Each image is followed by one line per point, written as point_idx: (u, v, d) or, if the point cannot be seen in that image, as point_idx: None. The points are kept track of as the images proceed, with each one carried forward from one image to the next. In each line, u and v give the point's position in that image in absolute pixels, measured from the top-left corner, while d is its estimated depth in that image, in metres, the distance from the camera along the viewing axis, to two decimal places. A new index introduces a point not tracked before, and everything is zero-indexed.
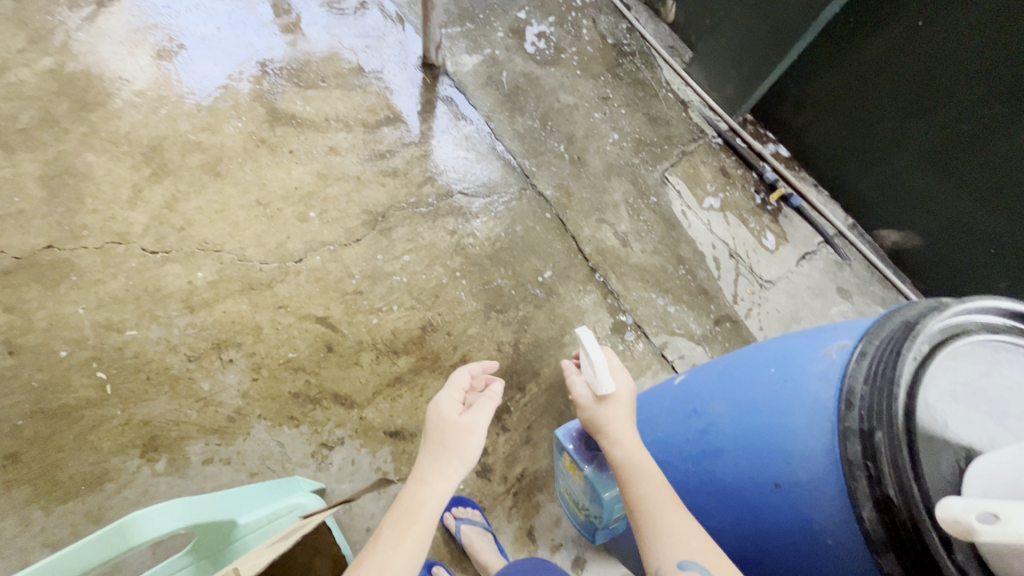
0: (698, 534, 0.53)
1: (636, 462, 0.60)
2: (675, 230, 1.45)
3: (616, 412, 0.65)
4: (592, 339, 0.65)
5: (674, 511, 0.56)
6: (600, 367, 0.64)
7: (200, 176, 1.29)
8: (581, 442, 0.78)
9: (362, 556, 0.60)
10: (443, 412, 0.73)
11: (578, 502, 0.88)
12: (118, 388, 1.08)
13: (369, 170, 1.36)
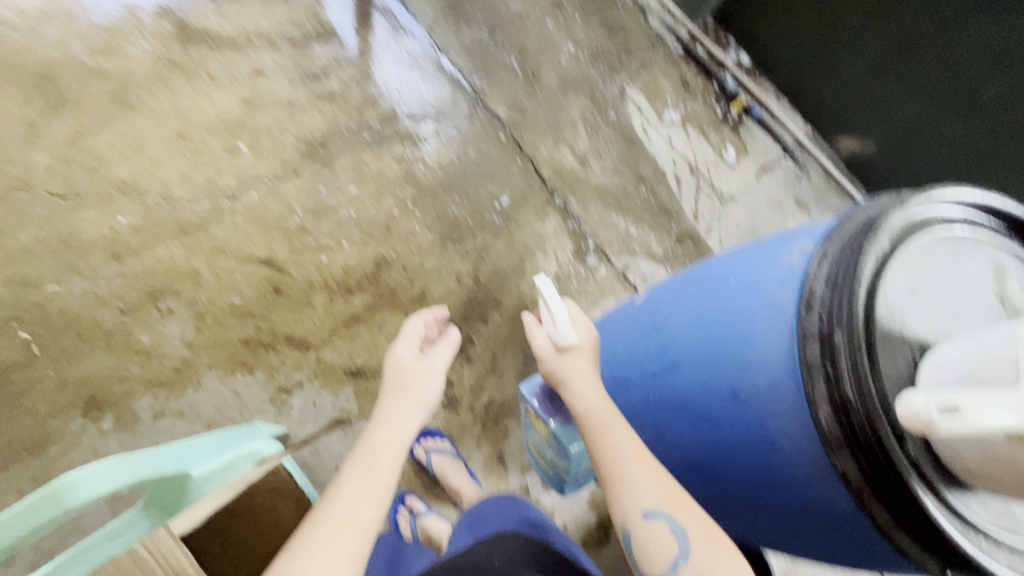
0: (663, 479, 0.55)
1: (599, 408, 0.60)
2: (635, 147, 1.40)
3: (576, 363, 0.62)
4: (550, 290, 0.62)
5: (640, 458, 0.56)
6: (560, 319, 0.61)
7: (106, 108, 1.13)
8: (546, 397, 0.76)
9: (321, 502, 0.58)
10: (400, 357, 0.71)
11: (545, 455, 0.88)
12: (47, 347, 1.00)
13: (302, 94, 1.23)
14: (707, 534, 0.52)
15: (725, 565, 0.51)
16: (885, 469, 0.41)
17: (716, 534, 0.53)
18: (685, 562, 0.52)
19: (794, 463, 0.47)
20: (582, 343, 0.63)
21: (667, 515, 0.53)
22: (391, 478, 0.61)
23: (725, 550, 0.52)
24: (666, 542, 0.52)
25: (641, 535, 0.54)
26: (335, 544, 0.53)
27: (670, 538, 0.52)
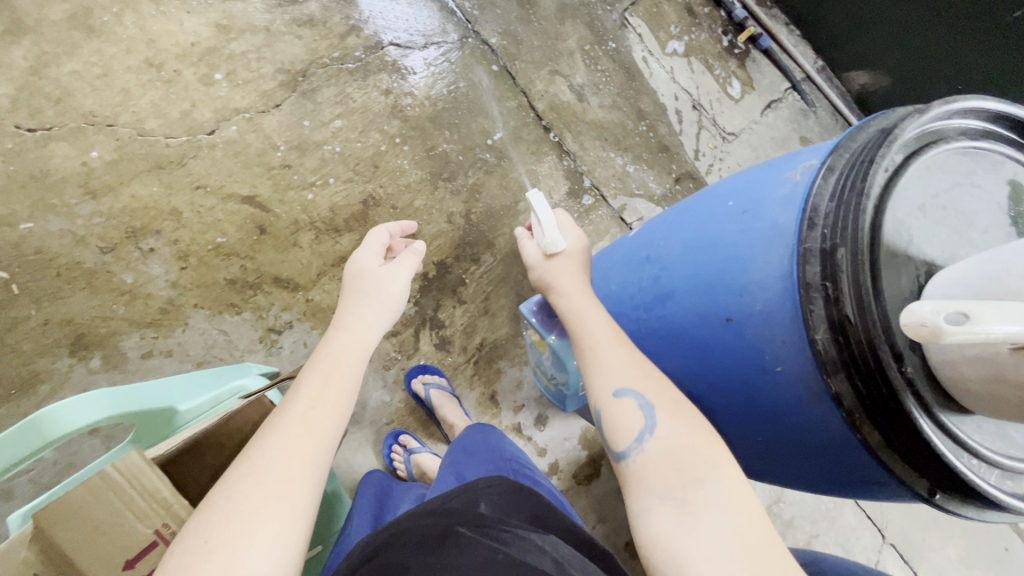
0: (634, 360, 0.55)
1: (576, 300, 0.60)
2: (635, 80, 1.32)
3: (563, 267, 0.63)
4: (538, 200, 0.62)
5: (613, 342, 0.56)
6: (547, 226, 0.62)
7: (68, 34, 1.06)
8: (542, 311, 0.73)
9: (281, 408, 0.58)
10: (362, 264, 0.72)
11: (546, 373, 0.85)
12: (27, 287, 0.97)
13: (279, 19, 1.15)
14: (677, 414, 0.51)
15: (695, 440, 0.49)
16: (884, 391, 0.40)
17: (686, 414, 0.51)
18: (651, 436, 0.51)
19: (783, 387, 0.46)
20: (570, 250, 0.65)
21: (635, 393, 0.53)
22: (353, 383, 0.62)
23: (697, 429, 0.50)
24: (631, 417, 0.51)
25: (609, 413, 0.53)
26: (295, 448, 0.54)
27: (636, 414, 0.52)
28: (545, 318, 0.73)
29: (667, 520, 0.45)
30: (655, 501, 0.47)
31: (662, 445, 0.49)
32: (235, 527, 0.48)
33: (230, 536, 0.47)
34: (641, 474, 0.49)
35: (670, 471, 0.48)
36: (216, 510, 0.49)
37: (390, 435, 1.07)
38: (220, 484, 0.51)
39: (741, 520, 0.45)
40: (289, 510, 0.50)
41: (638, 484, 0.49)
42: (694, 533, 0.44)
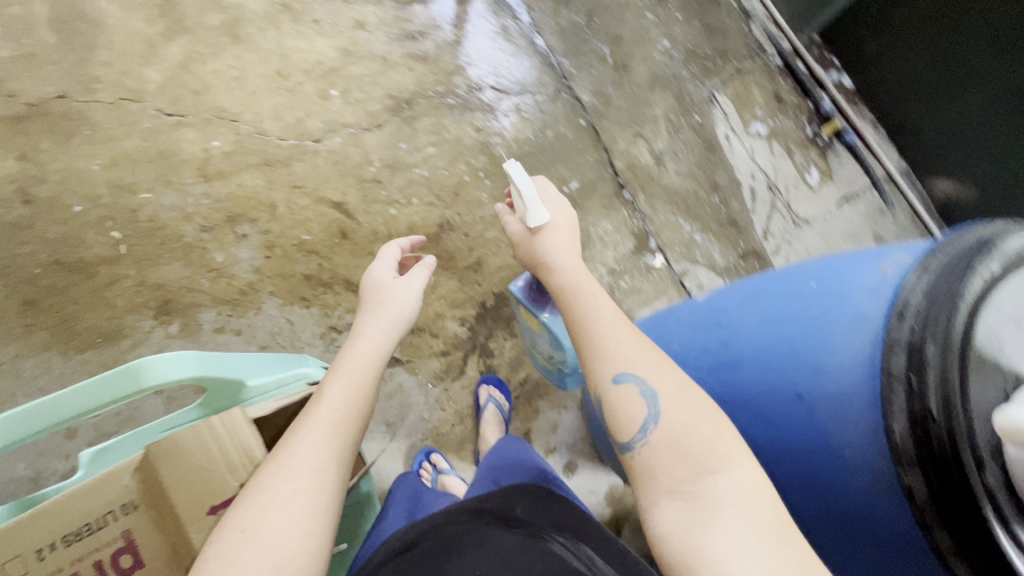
0: (639, 349, 0.59)
1: (565, 281, 0.69)
2: (714, 154, 1.36)
3: (550, 238, 0.72)
4: (518, 172, 0.70)
5: (617, 331, 0.61)
6: (530, 202, 0.71)
7: (218, 39, 1.20)
8: (531, 294, 0.86)
9: (308, 411, 0.63)
10: (378, 277, 0.79)
11: (543, 352, 0.97)
12: (133, 249, 1.08)
13: (396, 51, 1.27)
14: (682, 400, 0.55)
15: (700, 425, 0.52)
16: (962, 496, 0.40)
17: (691, 398, 0.55)
18: (655, 424, 0.54)
19: (864, 475, 0.45)
20: (552, 219, 0.74)
21: (636, 378, 0.57)
22: (372, 392, 0.68)
23: (703, 413, 0.53)
24: (636, 402, 0.56)
25: (613, 402, 0.57)
26: (324, 450, 0.59)
27: (638, 398, 0.56)
28: (535, 299, 0.86)
29: (679, 513, 0.49)
30: (664, 496, 0.51)
31: (665, 430, 0.53)
32: (267, 517, 0.53)
33: (264, 525, 0.52)
34: (649, 463, 0.53)
35: (676, 462, 0.51)
36: (252, 501, 0.54)
37: (422, 451, 1.08)
38: (254, 479, 0.57)
39: (755, 509, 0.47)
40: (314, 507, 0.55)
41: (646, 478, 0.53)
42: (704, 520, 0.47)
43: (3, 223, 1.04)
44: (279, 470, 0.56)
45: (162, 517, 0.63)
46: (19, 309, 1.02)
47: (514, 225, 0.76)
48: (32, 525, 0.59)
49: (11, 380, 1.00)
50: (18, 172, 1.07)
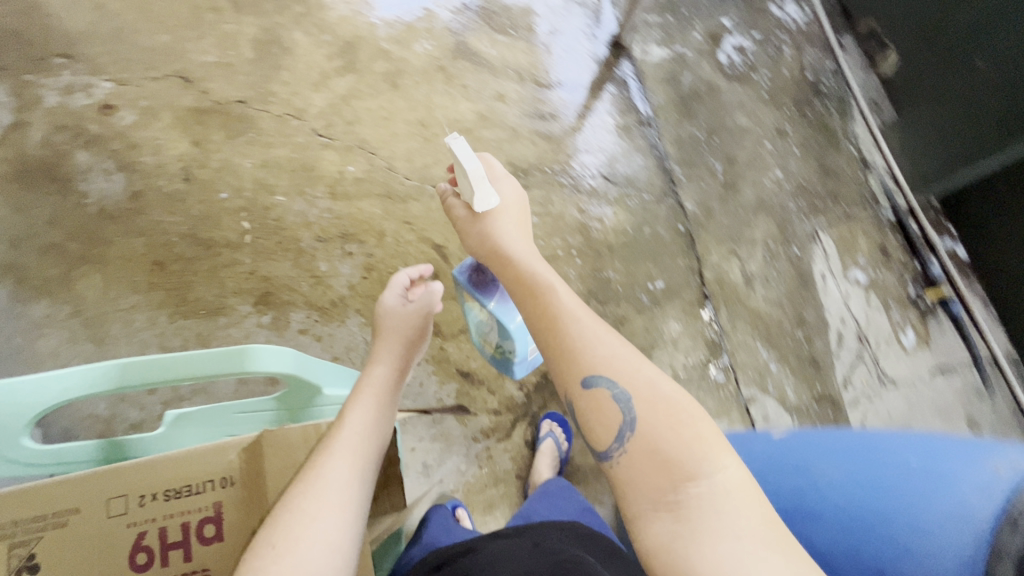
0: (609, 350, 0.63)
1: (525, 271, 0.73)
2: (806, 290, 1.35)
3: (505, 223, 0.80)
4: (462, 151, 0.75)
5: (589, 332, 0.65)
6: (481, 184, 0.77)
7: (379, 82, 1.35)
8: (475, 280, 0.91)
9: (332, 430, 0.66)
10: (389, 305, 0.85)
11: (491, 342, 1.03)
12: (256, 241, 1.18)
13: (526, 126, 1.38)
14: (656, 401, 0.59)
15: (678, 430, 0.56)
16: None
17: (665, 399, 0.59)
18: (631, 430, 0.58)
19: None
20: (500, 201, 0.82)
21: (607, 382, 0.61)
22: (388, 416, 0.73)
23: (681, 419, 0.58)
24: (610, 410, 0.59)
25: (588, 406, 0.61)
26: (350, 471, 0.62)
27: (612, 403, 0.60)
28: (481, 285, 0.91)
29: (666, 527, 0.52)
30: (651, 508, 0.54)
31: (642, 436, 0.57)
32: (297, 534, 0.55)
33: (293, 540, 0.54)
34: (630, 471, 0.56)
35: (659, 475, 0.55)
36: (287, 521, 0.56)
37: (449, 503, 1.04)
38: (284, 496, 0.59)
39: (745, 511, 0.52)
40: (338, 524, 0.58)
41: (629, 487, 0.56)
42: (692, 533, 0.51)
43: (161, 192, 1.18)
44: (311, 492, 0.58)
45: (252, 497, 0.63)
46: (146, 268, 1.13)
47: (464, 210, 0.82)
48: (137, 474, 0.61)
49: (120, 329, 1.09)
50: (187, 153, 1.21)
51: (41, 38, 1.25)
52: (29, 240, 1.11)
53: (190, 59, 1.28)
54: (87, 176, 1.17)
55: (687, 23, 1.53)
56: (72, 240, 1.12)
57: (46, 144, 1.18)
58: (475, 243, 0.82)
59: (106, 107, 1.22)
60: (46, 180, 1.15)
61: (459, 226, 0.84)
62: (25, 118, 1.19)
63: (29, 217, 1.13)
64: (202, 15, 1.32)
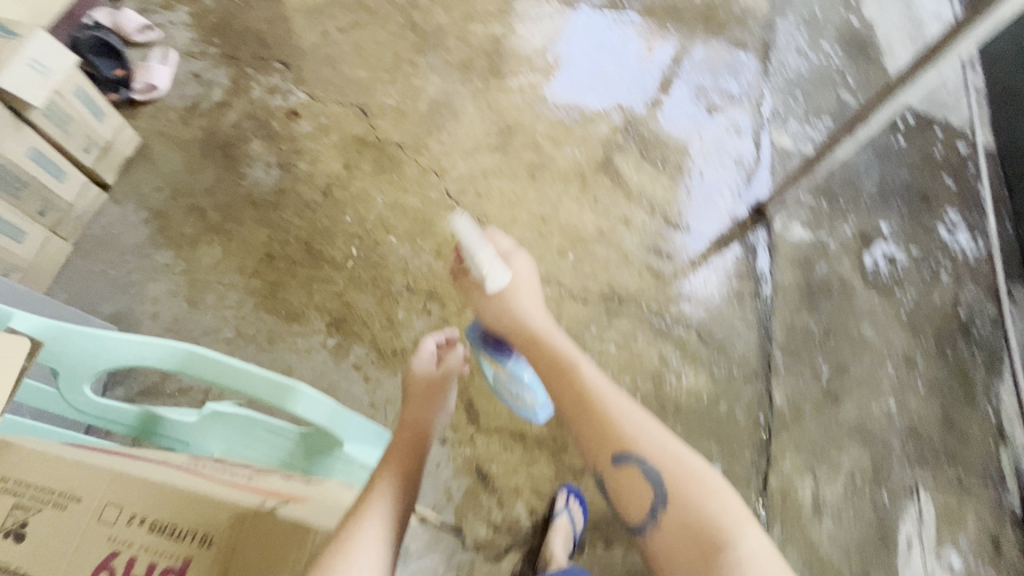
0: (636, 427, 0.70)
1: (549, 348, 0.78)
2: (883, 548, 1.15)
3: (521, 293, 0.82)
4: (469, 234, 0.77)
5: (617, 410, 0.72)
6: (489, 263, 0.78)
7: (520, 170, 1.42)
8: (485, 338, 0.89)
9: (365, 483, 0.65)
10: (421, 369, 0.88)
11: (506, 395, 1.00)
12: (355, 268, 1.24)
13: (639, 256, 1.37)
14: (682, 473, 0.67)
15: (704, 501, 0.65)
16: None
17: (690, 470, 0.67)
18: (662, 504, 0.66)
19: None
20: (513, 278, 0.82)
21: (637, 459, 0.68)
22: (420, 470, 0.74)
23: (704, 492, 0.65)
24: (642, 486, 0.67)
25: (622, 482, 0.68)
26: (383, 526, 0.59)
27: (642, 478, 0.68)
28: (494, 346, 0.89)
29: None
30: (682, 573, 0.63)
31: (673, 510, 0.65)
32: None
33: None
34: (663, 541, 0.65)
35: (689, 545, 0.63)
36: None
37: None
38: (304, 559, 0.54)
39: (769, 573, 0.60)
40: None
41: (662, 555, 0.65)
42: None
43: (301, 196, 1.30)
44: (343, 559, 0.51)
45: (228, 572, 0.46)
46: (258, 256, 1.23)
47: (473, 283, 0.83)
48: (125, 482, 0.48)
49: (212, 300, 1.18)
50: (336, 173, 1.34)
51: (273, 45, 1.48)
52: (184, 198, 1.26)
53: (375, 97, 1.45)
54: (252, 163, 1.32)
55: (841, 214, 1.47)
56: (215, 210, 1.26)
57: (235, 127, 1.36)
58: (492, 320, 0.83)
59: (293, 114, 1.39)
60: (221, 154, 1.32)
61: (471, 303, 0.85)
62: (231, 101, 1.39)
63: (193, 179, 1.28)
64: (401, 67, 1.50)
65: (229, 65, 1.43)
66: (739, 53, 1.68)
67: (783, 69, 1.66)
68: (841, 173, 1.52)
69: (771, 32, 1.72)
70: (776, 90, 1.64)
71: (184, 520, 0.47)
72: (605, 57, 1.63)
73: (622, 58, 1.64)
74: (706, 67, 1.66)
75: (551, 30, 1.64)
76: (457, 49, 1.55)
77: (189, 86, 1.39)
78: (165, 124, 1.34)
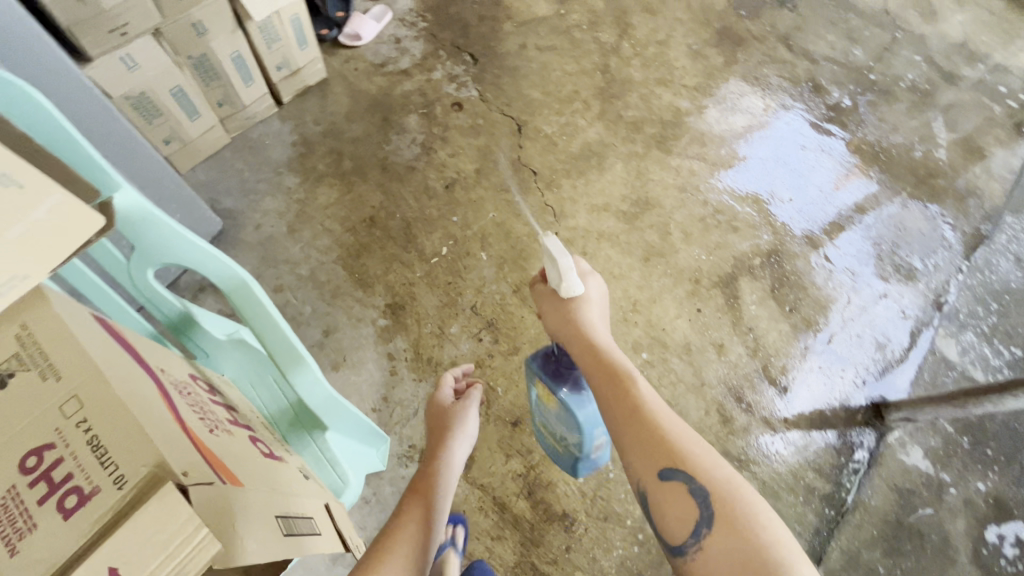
0: (688, 444, 0.59)
1: (605, 356, 0.69)
2: None
3: (593, 306, 0.74)
4: (557, 249, 0.71)
5: (666, 421, 0.61)
6: (569, 273, 0.71)
7: (636, 247, 1.34)
8: (549, 363, 0.85)
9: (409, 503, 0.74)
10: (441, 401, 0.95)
11: (553, 435, 0.94)
12: (436, 266, 1.25)
13: (716, 390, 1.22)
14: (735, 496, 0.54)
15: (758, 531, 0.52)
16: None
17: (745, 495, 0.55)
18: (708, 528, 0.53)
19: None
20: (587, 293, 0.75)
21: (684, 476, 0.57)
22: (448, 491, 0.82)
23: (757, 522, 0.52)
24: (685, 506, 0.55)
25: (663, 501, 0.57)
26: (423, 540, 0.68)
27: (688, 497, 0.56)
28: (554, 371, 0.84)
29: None
30: None
31: (720, 537, 0.52)
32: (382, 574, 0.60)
33: None
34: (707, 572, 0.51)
35: None
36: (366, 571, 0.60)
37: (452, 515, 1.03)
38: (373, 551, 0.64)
39: None
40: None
41: None
42: None
43: (425, 180, 1.34)
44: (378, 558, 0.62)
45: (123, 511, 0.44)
46: (362, 216, 1.28)
47: (546, 288, 0.77)
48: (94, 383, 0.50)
49: (306, 235, 1.25)
50: (466, 173, 1.36)
51: (472, 39, 1.55)
52: (331, 139, 1.36)
53: (536, 120, 1.45)
54: (401, 133, 1.39)
55: (982, 464, 1.18)
56: (350, 160, 1.34)
57: (404, 96, 1.44)
58: (556, 325, 0.76)
59: (457, 105, 1.44)
60: (380, 114, 1.40)
61: (539, 311, 0.78)
62: (413, 73, 1.47)
63: (347, 126, 1.38)
64: (573, 104, 1.49)
65: (427, 42, 1.52)
66: (940, 231, 1.44)
67: (987, 269, 1.39)
68: (1005, 417, 1.22)
69: (991, 224, 1.45)
70: (966, 289, 1.37)
71: (121, 458, 0.46)
72: (784, 174, 1.49)
73: (801, 182, 1.49)
74: (892, 231, 1.44)
75: (738, 126, 1.54)
76: (635, 108, 1.52)
77: (386, 47, 1.50)
78: (352, 71, 1.46)
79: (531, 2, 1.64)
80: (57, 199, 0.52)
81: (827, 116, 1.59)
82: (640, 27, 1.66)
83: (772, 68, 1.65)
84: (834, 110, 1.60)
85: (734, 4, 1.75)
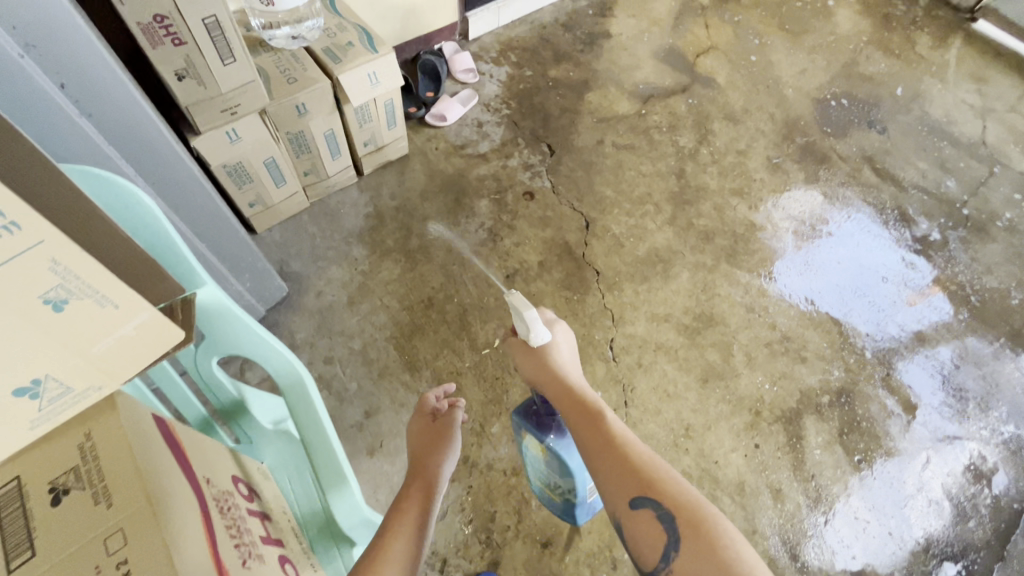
0: (656, 469, 0.58)
1: (577, 394, 0.69)
2: None
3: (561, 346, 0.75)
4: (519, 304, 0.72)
5: (636, 449, 0.60)
6: (534, 322, 0.72)
7: (695, 365, 1.28)
8: (529, 416, 0.82)
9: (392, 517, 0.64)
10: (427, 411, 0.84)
11: (547, 487, 0.89)
12: (486, 358, 1.22)
13: (769, 541, 1.11)
14: (700, 517, 0.53)
15: (722, 554, 0.51)
16: None
17: (709, 513, 0.54)
18: (677, 551, 0.53)
19: None
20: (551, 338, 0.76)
21: (653, 502, 0.55)
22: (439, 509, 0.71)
23: (721, 542, 0.52)
24: (654, 533, 0.54)
25: (636, 531, 0.55)
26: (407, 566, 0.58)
27: (658, 525, 0.54)
28: (536, 423, 0.81)
29: None
30: None
31: (688, 558, 0.52)
32: None
33: None
34: None
35: None
36: None
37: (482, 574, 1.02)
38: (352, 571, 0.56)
39: None
40: None
41: None
42: None
43: (487, 267, 1.34)
44: None
45: None
46: (420, 296, 1.28)
47: (514, 340, 0.77)
48: (145, 516, 0.48)
49: (364, 309, 1.26)
50: (528, 265, 1.35)
51: (552, 130, 1.58)
52: (403, 215, 1.39)
53: (604, 219, 1.44)
54: (471, 216, 1.41)
55: None
56: (416, 238, 1.36)
57: (478, 179, 1.46)
58: (529, 374, 0.75)
59: (528, 194, 1.46)
60: (453, 195, 1.43)
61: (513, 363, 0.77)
62: (490, 158, 1.50)
63: (419, 204, 1.41)
64: (644, 205, 1.48)
65: (508, 129, 1.56)
66: None
67: None
68: None
69: None
70: None
71: None
72: (862, 306, 1.40)
73: (881, 317, 1.39)
74: (979, 384, 1.32)
75: (815, 249, 1.48)
76: (707, 217, 1.49)
77: (468, 130, 1.55)
78: (432, 150, 1.50)
79: (613, 99, 1.67)
80: (144, 317, 0.52)
81: (912, 248, 1.50)
82: (720, 134, 1.65)
83: (856, 191, 1.59)
84: (921, 243, 1.51)
85: (820, 120, 1.72)
